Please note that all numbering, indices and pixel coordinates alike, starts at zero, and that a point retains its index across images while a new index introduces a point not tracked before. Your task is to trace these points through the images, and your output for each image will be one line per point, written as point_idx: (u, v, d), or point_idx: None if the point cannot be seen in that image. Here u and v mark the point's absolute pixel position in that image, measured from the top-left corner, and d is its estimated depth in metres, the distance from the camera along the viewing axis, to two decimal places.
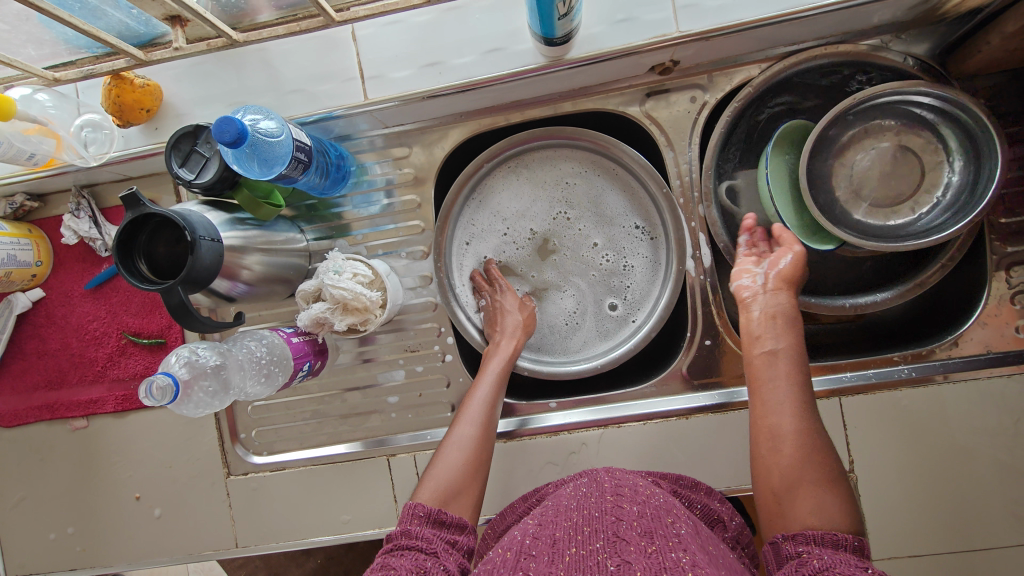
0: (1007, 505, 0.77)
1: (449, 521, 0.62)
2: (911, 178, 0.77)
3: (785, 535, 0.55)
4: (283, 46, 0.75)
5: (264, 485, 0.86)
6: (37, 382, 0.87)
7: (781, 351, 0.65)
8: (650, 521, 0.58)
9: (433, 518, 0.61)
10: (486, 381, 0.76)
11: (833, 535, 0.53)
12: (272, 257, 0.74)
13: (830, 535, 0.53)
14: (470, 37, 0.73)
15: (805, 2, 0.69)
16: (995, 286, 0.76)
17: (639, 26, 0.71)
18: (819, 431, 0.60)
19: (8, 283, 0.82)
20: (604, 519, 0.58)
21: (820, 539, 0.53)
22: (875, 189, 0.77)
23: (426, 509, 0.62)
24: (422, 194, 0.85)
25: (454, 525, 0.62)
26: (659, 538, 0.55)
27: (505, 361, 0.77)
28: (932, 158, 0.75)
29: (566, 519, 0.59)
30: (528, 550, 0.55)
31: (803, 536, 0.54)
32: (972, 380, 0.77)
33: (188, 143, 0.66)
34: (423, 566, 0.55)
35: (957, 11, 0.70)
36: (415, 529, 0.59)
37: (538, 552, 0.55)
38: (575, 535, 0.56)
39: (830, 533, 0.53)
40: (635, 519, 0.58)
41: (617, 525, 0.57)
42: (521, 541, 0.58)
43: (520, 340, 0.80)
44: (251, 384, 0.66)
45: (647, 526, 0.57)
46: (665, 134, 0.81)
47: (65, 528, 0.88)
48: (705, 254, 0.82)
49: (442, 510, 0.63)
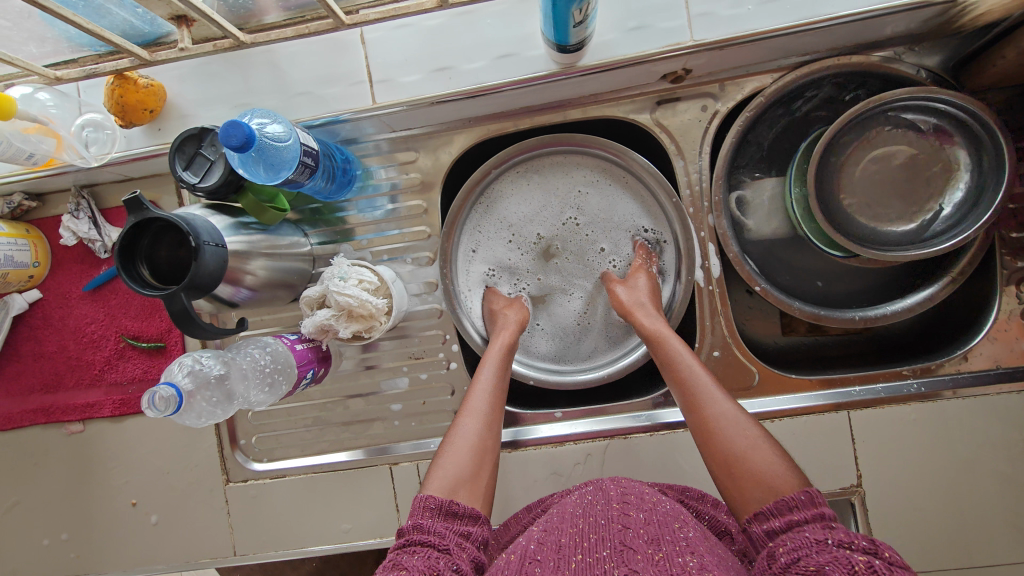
0: (1011, 520, 0.77)
1: (461, 511, 0.61)
2: (918, 185, 0.76)
3: (751, 518, 0.57)
4: (291, 47, 0.74)
5: (264, 492, 0.85)
6: (33, 385, 0.86)
7: (666, 357, 0.70)
8: (656, 528, 0.57)
9: (445, 510, 0.60)
10: (486, 370, 0.74)
11: (783, 501, 0.56)
12: (276, 262, 0.72)
13: (782, 503, 0.55)
14: (481, 42, 0.72)
15: (819, 13, 0.68)
16: (1005, 301, 0.76)
17: (652, 35, 0.70)
18: (730, 414, 0.64)
19: (5, 284, 0.81)
20: (610, 527, 0.57)
21: (774, 511, 0.56)
22: (880, 195, 0.76)
23: (437, 501, 0.61)
24: (428, 199, 0.84)
25: (466, 516, 0.61)
26: (666, 543, 0.54)
27: (504, 349, 0.76)
28: (940, 167, 0.75)
29: (572, 526, 0.59)
30: (534, 555, 0.55)
31: (764, 514, 0.56)
32: (980, 395, 0.77)
33: (192, 146, 0.65)
34: (435, 566, 0.54)
35: (972, 25, 0.70)
36: (427, 523, 0.59)
37: (545, 557, 0.55)
38: (580, 542, 0.55)
39: (781, 500, 0.56)
40: (641, 526, 0.57)
41: (624, 534, 0.56)
42: (526, 545, 0.58)
43: (518, 332, 0.79)
44: (255, 394, 0.65)
45: (653, 533, 0.56)
46: (675, 143, 0.80)
47: (59, 534, 0.86)
48: (715, 264, 0.81)
49: (454, 500, 0.62)
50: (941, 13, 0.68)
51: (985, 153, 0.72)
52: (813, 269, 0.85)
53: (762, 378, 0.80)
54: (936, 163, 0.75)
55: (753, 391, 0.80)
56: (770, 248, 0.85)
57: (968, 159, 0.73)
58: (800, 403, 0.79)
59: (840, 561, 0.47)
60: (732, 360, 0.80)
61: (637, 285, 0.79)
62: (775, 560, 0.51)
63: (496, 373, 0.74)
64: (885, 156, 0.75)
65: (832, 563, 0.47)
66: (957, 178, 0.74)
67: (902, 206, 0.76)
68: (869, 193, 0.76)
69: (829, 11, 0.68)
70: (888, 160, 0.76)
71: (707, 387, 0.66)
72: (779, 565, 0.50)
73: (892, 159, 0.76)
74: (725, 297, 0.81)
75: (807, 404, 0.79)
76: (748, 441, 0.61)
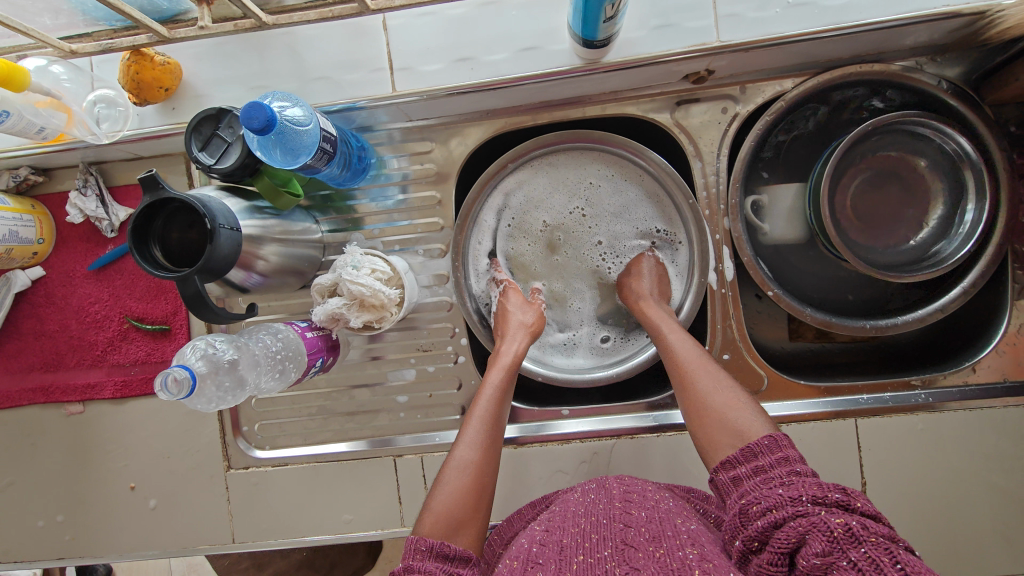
0: (1010, 535, 0.77)
1: (455, 553, 0.57)
2: (899, 208, 0.83)
3: (718, 466, 0.60)
4: (310, 31, 0.73)
5: (265, 480, 0.84)
6: (33, 363, 0.84)
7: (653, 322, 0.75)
8: (658, 525, 0.56)
9: (437, 552, 0.56)
10: (486, 395, 0.70)
11: (749, 447, 0.58)
12: (289, 248, 0.71)
13: (747, 449, 0.58)
14: (504, 34, 0.72)
15: (847, 19, 0.68)
16: (1016, 313, 0.76)
17: (678, 33, 0.70)
18: (711, 372, 0.68)
19: (8, 260, 0.79)
20: (612, 526, 0.56)
21: (739, 458, 0.58)
22: (863, 213, 0.83)
23: (429, 543, 0.57)
24: (442, 191, 0.83)
25: (459, 558, 0.57)
26: (667, 540, 0.54)
27: (503, 370, 0.73)
28: (927, 190, 0.82)
29: (574, 525, 0.58)
30: (535, 559, 0.54)
31: (731, 462, 0.59)
32: (985, 408, 0.77)
33: (209, 126, 0.64)
34: None
35: (997, 38, 0.70)
36: (419, 566, 0.55)
37: (545, 560, 0.53)
38: (581, 542, 0.54)
39: (747, 447, 0.58)
40: (643, 525, 0.56)
41: (626, 532, 0.55)
42: (527, 548, 0.56)
43: (527, 341, 0.76)
44: (265, 380, 0.65)
45: (655, 530, 0.55)
46: (694, 144, 0.80)
47: (54, 516, 0.85)
48: (728, 266, 0.81)
49: (446, 542, 0.58)
50: (967, 24, 0.68)
51: (966, 179, 0.78)
52: (819, 276, 0.87)
53: (771, 383, 0.80)
54: (916, 190, 0.82)
55: (762, 395, 0.80)
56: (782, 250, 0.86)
57: (945, 191, 0.80)
58: (806, 409, 0.79)
59: (820, 528, 0.47)
60: (742, 364, 0.80)
61: (642, 274, 0.81)
62: (749, 521, 0.52)
63: (497, 392, 0.71)
64: (870, 178, 0.83)
65: (812, 532, 0.47)
66: (935, 206, 0.81)
67: (882, 228, 0.83)
68: (852, 209, 0.84)
69: (856, 17, 0.68)
70: (876, 180, 0.83)
71: (692, 351, 0.70)
72: (757, 529, 0.51)
73: (876, 181, 0.83)
74: (737, 301, 0.81)
75: (814, 410, 0.79)
76: (727, 395, 0.65)
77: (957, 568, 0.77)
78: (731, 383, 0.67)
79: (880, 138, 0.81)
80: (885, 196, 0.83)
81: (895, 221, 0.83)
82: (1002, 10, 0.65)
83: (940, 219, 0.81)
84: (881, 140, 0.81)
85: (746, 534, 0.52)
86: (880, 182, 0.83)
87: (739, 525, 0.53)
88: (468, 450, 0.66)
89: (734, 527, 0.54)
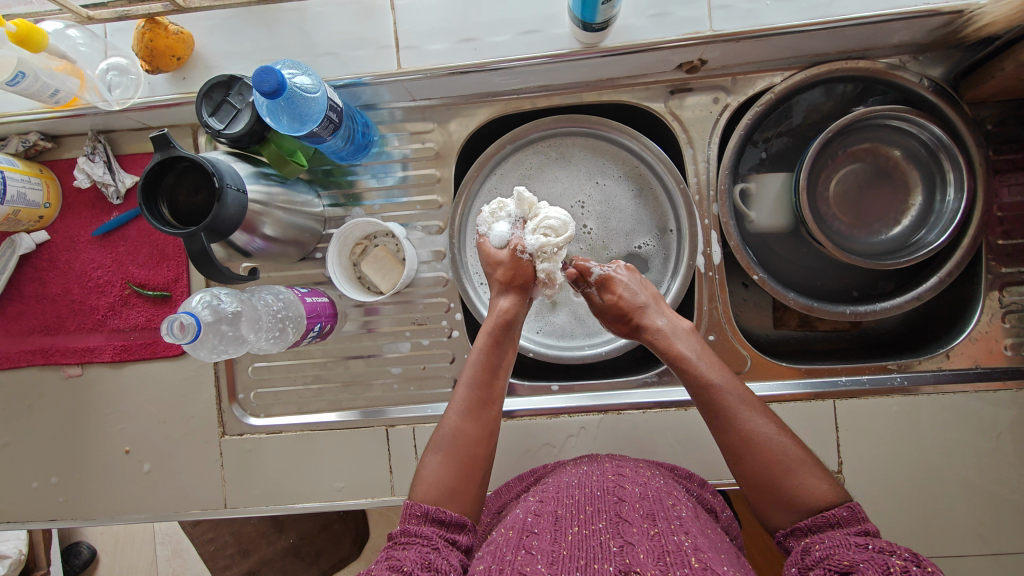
0: (981, 519, 0.79)
1: (449, 519, 0.60)
2: (881, 202, 0.87)
3: (785, 532, 0.60)
4: (319, 8, 0.76)
5: (259, 447, 0.85)
6: (33, 326, 0.86)
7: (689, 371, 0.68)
8: (651, 503, 0.59)
9: (432, 517, 0.60)
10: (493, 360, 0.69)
11: (823, 517, 0.58)
12: (292, 217, 0.74)
13: (821, 518, 0.58)
14: (507, 17, 0.75)
15: (833, 13, 0.72)
16: (988, 304, 0.80)
17: (673, 22, 0.73)
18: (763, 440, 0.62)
19: (14, 222, 0.81)
20: (607, 498, 0.59)
21: (811, 527, 0.58)
22: (847, 205, 0.87)
23: (423, 508, 0.60)
24: (442, 169, 0.85)
25: (454, 524, 0.60)
26: (661, 520, 0.56)
27: (490, 338, 0.70)
28: (908, 180, 0.85)
29: (568, 496, 0.61)
30: (531, 529, 0.56)
31: (801, 530, 0.59)
32: (957, 392, 0.80)
33: (220, 92, 0.67)
34: (429, 559, 0.55)
35: (974, 37, 0.74)
36: (414, 530, 0.58)
37: (541, 530, 0.56)
38: (577, 514, 0.57)
39: (820, 516, 0.58)
40: (637, 500, 0.59)
41: (619, 506, 0.58)
42: (523, 518, 0.59)
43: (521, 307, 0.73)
44: (264, 338, 0.68)
45: (648, 508, 0.58)
46: (687, 133, 0.83)
47: (48, 478, 0.86)
48: (716, 251, 0.83)
49: (442, 508, 0.61)
50: (945, 24, 0.72)
51: (945, 172, 0.81)
52: (802, 263, 0.90)
53: (753, 364, 0.83)
54: (897, 180, 0.86)
55: (745, 375, 0.83)
56: (767, 237, 0.89)
57: (924, 179, 0.84)
58: (787, 389, 0.82)
59: (875, 561, 0.50)
60: (725, 345, 0.83)
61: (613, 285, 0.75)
62: (809, 555, 0.55)
63: (501, 373, 0.69)
64: (852, 172, 0.87)
65: (867, 563, 0.50)
66: (914, 195, 0.85)
67: (868, 219, 0.87)
68: (835, 203, 0.88)
69: (842, 12, 0.72)
70: (857, 172, 0.87)
71: (739, 403, 0.65)
72: (813, 558, 0.55)
73: (856, 175, 0.87)
74: (724, 284, 0.83)
75: (793, 391, 0.81)
76: (782, 460, 0.61)
77: (926, 548, 0.79)
78: (787, 446, 0.62)
79: (857, 135, 0.86)
80: (867, 187, 0.87)
81: (875, 211, 0.87)
82: (979, 9, 0.68)
83: (919, 209, 0.84)
84: (861, 135, 0.85)
85: (803, 562, 0.55)
86: (862, 175, 0.87)
87: (801, 557, 0.56)
88: (455, 421, 0.66)
89: (794, 557, 0.57)
